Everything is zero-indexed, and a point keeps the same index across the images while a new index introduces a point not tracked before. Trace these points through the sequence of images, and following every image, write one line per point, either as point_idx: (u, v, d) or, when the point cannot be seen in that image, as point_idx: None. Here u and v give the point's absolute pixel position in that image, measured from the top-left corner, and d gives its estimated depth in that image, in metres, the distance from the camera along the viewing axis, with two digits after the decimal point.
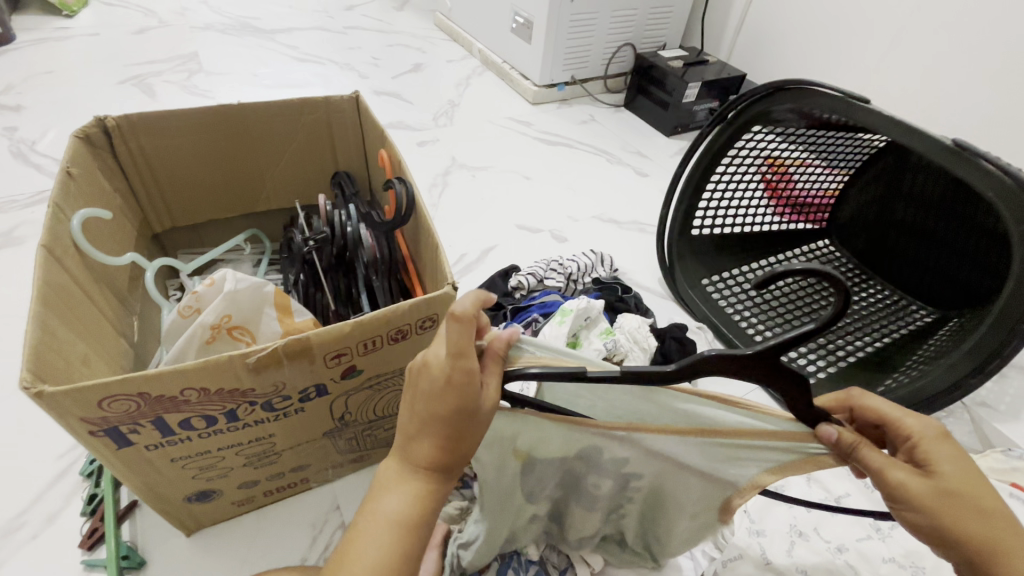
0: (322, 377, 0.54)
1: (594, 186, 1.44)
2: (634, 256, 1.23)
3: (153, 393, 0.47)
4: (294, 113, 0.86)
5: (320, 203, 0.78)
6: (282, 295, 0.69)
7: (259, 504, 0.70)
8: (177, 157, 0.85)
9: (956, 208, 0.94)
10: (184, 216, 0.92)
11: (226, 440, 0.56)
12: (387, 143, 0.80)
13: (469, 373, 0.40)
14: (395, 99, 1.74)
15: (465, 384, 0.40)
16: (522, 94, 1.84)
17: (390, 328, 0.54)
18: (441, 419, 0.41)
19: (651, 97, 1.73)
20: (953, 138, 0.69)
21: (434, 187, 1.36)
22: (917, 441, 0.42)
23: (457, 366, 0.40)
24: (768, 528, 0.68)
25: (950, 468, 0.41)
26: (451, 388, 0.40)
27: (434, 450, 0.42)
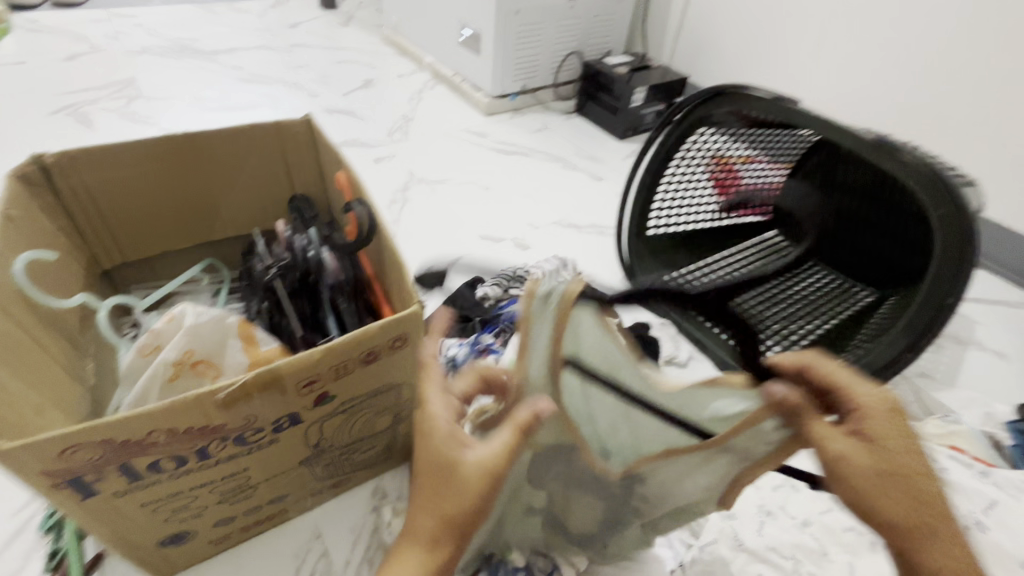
0: (295, 405, 0.54)
1: (552, 193, 1.48)
2: (596, 259, 1.26)
3: (118, 439, 0.45)
4: (244, 140, 0.86)
5: (280, 229, 0.79)
6: (247, 325, 0.68)
7: (236, 541, 0.68)
8: (124, 191, 0.82)
9: (884, 195, 1.02)
10: (135, 251, 0.88)
11: (198, 478, 0.54)
12: (344, 165, 0.79)
13: (448, 436, 0.47)
14: (347, 117, 1.73)
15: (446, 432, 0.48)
16: (475, 106, 1.86)
17: (361, 350, 0.54)
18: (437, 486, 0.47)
19: (601, 103, 1.78)
20: (875, 133, 0.74)
21: (394, 202, 1.36)
22: (863, 412, 0.44)
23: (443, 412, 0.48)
24: (738, 511, 0.71)
25: (895, 445, 0.43)
26: (438, 439, 0.47)
27: (430, 522, 0.47)
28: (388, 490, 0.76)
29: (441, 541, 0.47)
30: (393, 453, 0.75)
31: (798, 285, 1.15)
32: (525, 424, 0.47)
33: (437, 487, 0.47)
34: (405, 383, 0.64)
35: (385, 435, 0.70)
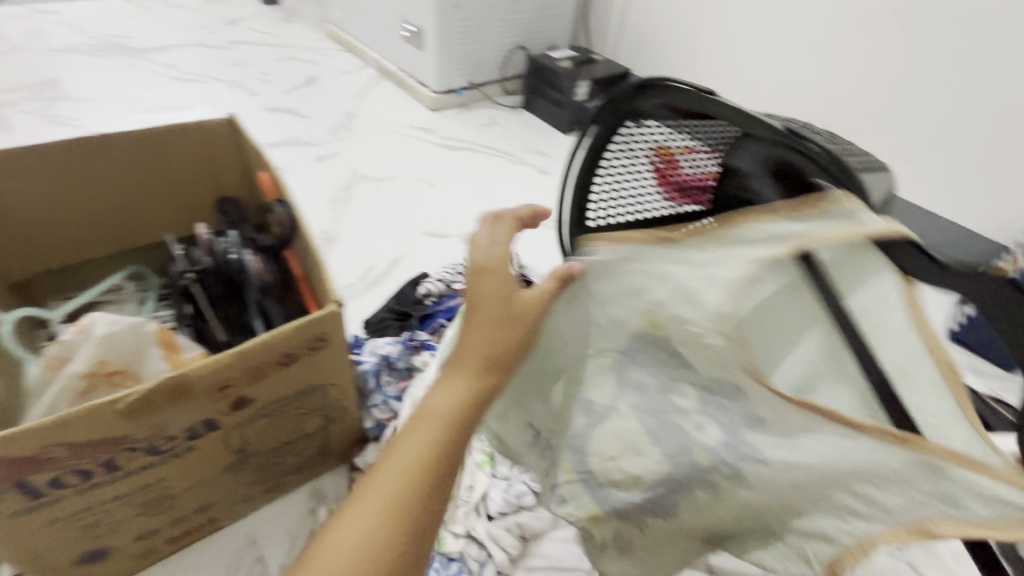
0: (210, 411, 0.53)
1: (499, 187, 1.48)
2: (541, 252, 1.28)
3: (10, 457, 0.44)
4: (164, 142, 0.83)
5: (199, 231, 0.75)
6: (167, 333, 0.66)
7: (164, 553, 0.67)
8: (35, 198, 0.78)
9: None
10: (49, 259, 0.84)
11: (109, 491, 0.53)
12: (268, 166, 0.78)
13: (497, 264, 0.51)
14: (289, 115, 1.68)
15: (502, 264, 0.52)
16: (422, 102, 1.84)
17: (276, 353, 0.54)
18: (494, 336, 0.48)
19: (546, 97, 1.80)
20: (783, 123, 0.78)
21: (336, 201, 1.34)
22: None
23: (490, 252, 0.52)
24: None
25: None
26: (487, 283, 0.50)
27: (450, 390, 0.46)
28: (326, 491, 0.76)
29: (423, 417, 0.44)
30: (329, 454, 0.74)
31: None
32: (563, 276, 0.54)
33: (483, 327, 0.48)
34: (333, 384, 0.64)
35: (318, 437, 0.70)
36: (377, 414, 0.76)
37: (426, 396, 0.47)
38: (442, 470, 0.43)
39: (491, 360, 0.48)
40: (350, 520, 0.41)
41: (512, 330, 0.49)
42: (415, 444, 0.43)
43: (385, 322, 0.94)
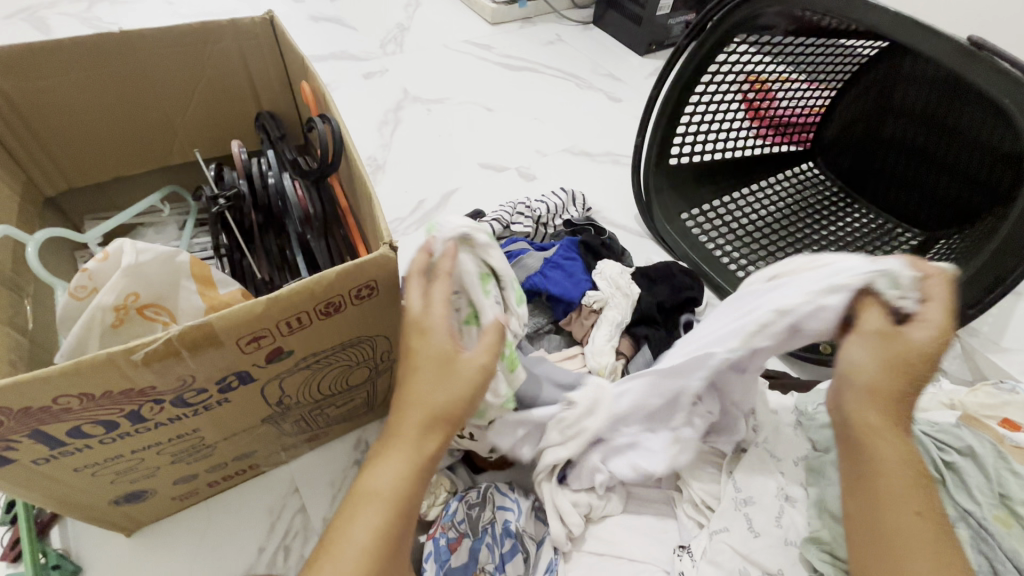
0: (243, 363, 0.46)
1: (564, 115, 1.31)
2: (610, 193, 1.14)
3: (18, 407, 0.38)
4: (196, 44, 0.71)
5: (233, 151, 0.67)
6: (201, 264, 0.57)
7: (205, 495, 0.63)
8: (58, 105, 0.69)
9: (943, 117, 0.83)
10: (85, 175, 0.77)
11: (139, 441, 0.48)
12: (309, 75, 0.67)
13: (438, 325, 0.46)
14: (336, 26, 1.52)
15: (445, 339, 0.45)
16: (480, 14, 1.63)
17: (317, 303, 0.46)
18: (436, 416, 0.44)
19: (622, 11, 1.55)
20: (969, 36, 0.62)
21: (386, 124, 1.22)
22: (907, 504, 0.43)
23: (430, 311, 0.46)
24: (757, 496, 0.58)
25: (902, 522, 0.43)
26: (432, 340, 0.45)
27: (392, 470, 0.42)
28: (370, 443, 0.70)
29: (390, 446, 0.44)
30: (375, 405, 0.68)
31: (832, 226, 1.00)
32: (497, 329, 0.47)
33: (435, 393, 0.44)
34: (383, 335, 0.56)
35: (364, 389, 0.63)
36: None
37: (365, 476, 0.44)
38: (405, 520, 0.42)
39: (432, 429, 0.44)
40: (362, 519, 0.41)
41: (427, 410, 0.44)
42: (358, 535, 0.40)
43: None
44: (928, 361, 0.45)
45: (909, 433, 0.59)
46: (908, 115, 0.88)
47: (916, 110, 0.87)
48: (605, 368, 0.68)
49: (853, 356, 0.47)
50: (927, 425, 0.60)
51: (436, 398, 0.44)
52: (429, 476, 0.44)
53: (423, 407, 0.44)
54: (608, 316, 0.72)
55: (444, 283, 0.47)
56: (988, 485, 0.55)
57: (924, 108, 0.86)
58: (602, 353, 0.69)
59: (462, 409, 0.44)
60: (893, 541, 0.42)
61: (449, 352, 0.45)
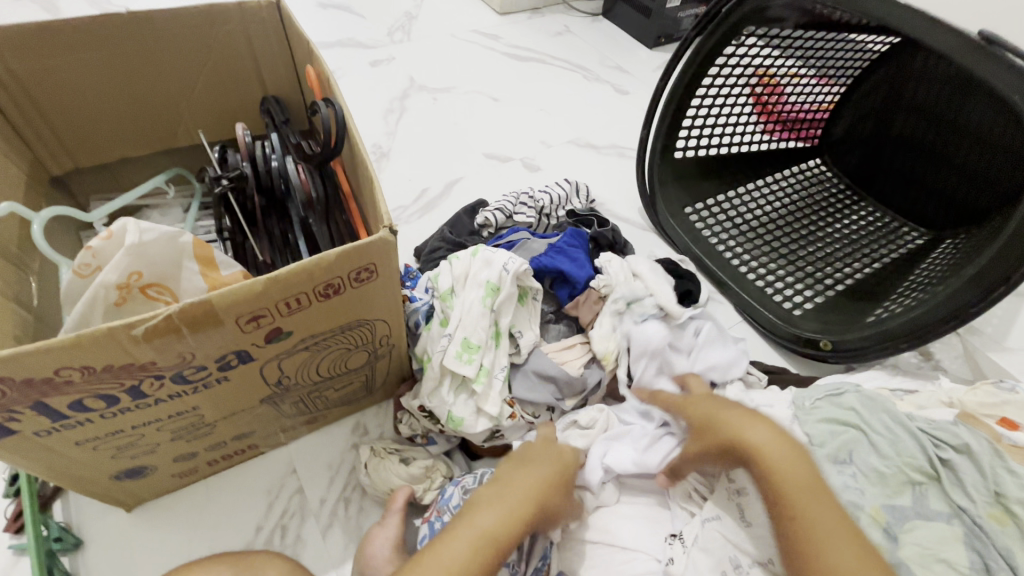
0: (242, 342, 0.46)
1: (570, 107, 1.30)
2: (614, 185, 1.13)
3: (19, 377, 0.38)
4: (202, 26, 0.71)
5: (237, 134, 0.66)
6: (203, 246, 0.58)
7: (205, 474, 0.64)
8: (64, 84, 0.70)
9: (952, 114, 0.82)
10: (91, 155, 0.78)
11: (139, 416, 0.48)
12: (314, 58, 0.67)
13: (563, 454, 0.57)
14: (343, 13, 1.52)
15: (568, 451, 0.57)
16: (488, 3, 1.62)
17: (316, 285, 0.46)
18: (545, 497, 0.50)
19: (632, 2, 1.54)
20: (980, 31, 0.61)
21: (391, 112, 1.22)
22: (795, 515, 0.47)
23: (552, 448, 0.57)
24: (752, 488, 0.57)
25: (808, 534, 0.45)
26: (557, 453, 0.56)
27: (493, 518, 0.45)
28: (369, 427, 0.71)
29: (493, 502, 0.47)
30: (374, 390, 0.69)
31: (838, 223, 0.99)
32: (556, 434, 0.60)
33: (544, 474, 0.52)
34: (383, 319, 0.56)
35: (362, 373, 0.63)
36: (419, 341, 0.67)
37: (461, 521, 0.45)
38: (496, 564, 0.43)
39: (537, 506, 0.49)
40: (454, 548, 0.42)
41: (542, 489, 0.50)
42: (454, 548, 0.42)
43: (439, 252, 0.84)
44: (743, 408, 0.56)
45: (905, 430, 0.59)
46: (917, 112, 0.87)
47: (926, 107, 0.86)
48: (610, 353, 0.70)
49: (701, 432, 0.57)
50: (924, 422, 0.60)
51: (545, 478, 0.52)
52: (524, 537, 0.46)
53: (542, 488, 0.50)
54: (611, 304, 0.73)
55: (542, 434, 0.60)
56: (984, 483, 0.54)
57: (932, 105, 0.85)
58: (608, 338, 0.71)
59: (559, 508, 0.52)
60: (805, 537, 0.45)
61: (561, 460, 0.56)
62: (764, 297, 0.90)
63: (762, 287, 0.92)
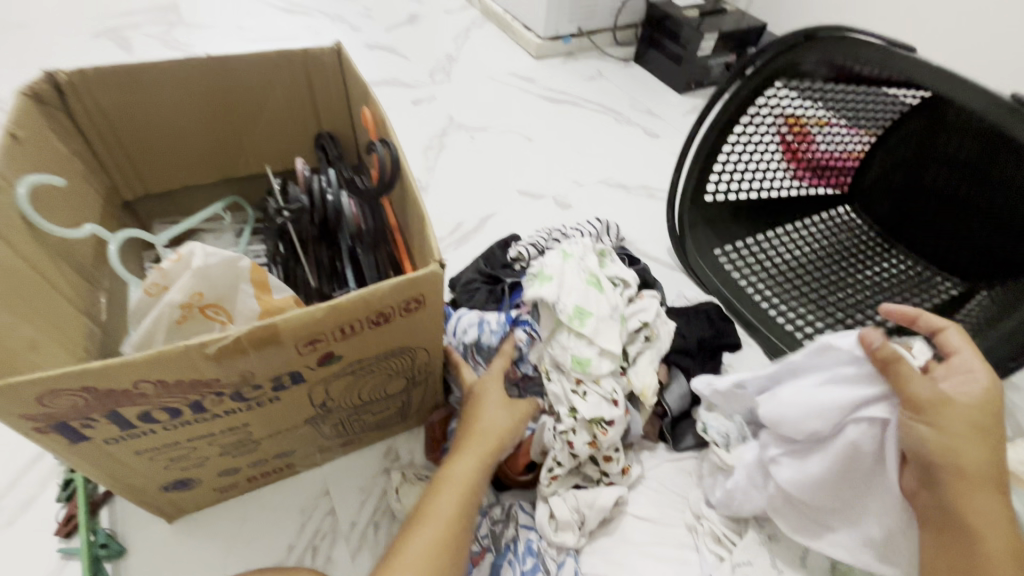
0: (297, 364, 0.49)
1: (602, 148, 1.35)
2: (643, 225, 1.16)
3: (101, 388, 0.42)
4: (271, 70, 0.78)
5: (297, 168, 0.72)
6: (260, 270, 0.62)
7: (243, 490, 0.66)
8: (143, 117, 0.76)
9: (984, 168, 0.82)
10: (158, 183, 0.84)
11: (196, 430, 0.51)
12: (370, 101, 0.73)
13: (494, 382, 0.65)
14: (389, 55, 1.61)
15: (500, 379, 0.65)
16: (525, 48, 1.70)
17: (370, 312, 0.49)
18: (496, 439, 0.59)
19: (663, 50, 1.60)
20: (1011, 94, 0.63)
21: (430, 148, 1.28)
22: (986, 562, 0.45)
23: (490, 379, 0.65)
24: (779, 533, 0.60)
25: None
26: (492, 389, 0.64)
27: (466, 468, 0.56)
28: (400, 453, 0.72)
29: (460, 450, 0.58)
30: (408, 415, 0.71)
31: (868, 271, 1.00)
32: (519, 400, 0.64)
33: (503, 419, 0.61)
34: (423, 347, 0.59)
35: (400, 398, 0.65)
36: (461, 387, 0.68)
37: (444, 470, 0.57)
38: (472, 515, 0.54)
39: (497, 450, 0.59)
40: (442, 499, 0.53)
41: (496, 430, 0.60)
42: (445, 507, 0.52)
43: (474, 284, 0.87)
44: (982, 408, 0.48)
45: None
46: (953, 167, 0.87)
47: (959, 159, 0.86)
48: (648, 389, 0.68)
49: (921, 428, 0.48)
50: None
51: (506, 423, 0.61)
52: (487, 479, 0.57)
53: (497, 424, 0.61)
54: (654, 344, 0.72)
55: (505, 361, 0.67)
56: None
57: (963, 158, 0.85)
58: (645, 374, 0.69)
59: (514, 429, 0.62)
60: None
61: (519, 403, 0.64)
62: (791, 340, 0.91)
63: (790, 330, 0.93)
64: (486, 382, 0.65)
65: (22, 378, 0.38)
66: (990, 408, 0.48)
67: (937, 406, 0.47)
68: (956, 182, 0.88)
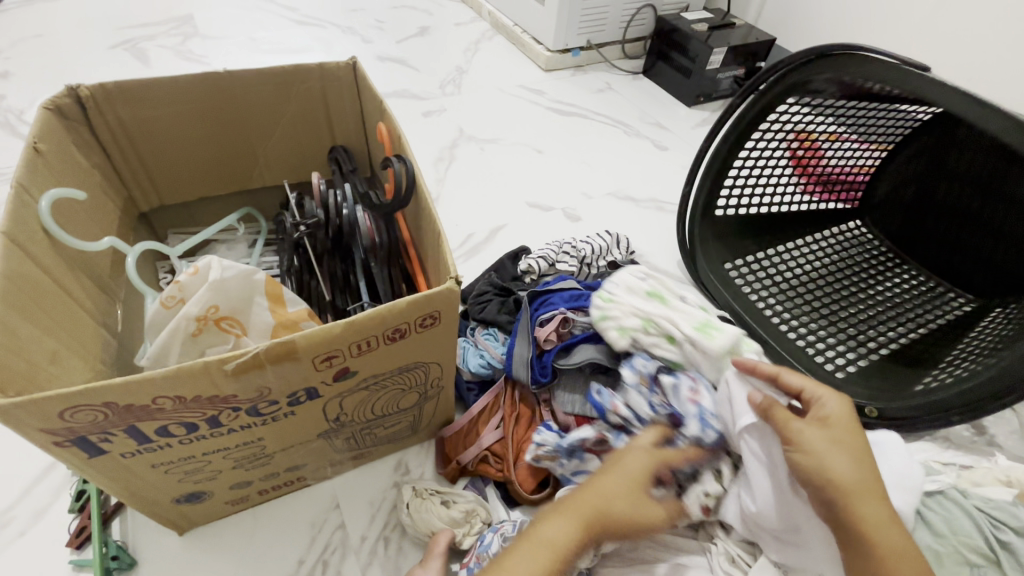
0: (313, 380, 0.50)
1: (612, 161, 1.35)
2: (653, 238, 1.16)
3: (121, 403, 0.42)
4: (286, 84, 0.79)
5: (313, 182, 0.72)
6: (275, 284, 0.62)
7: (253, 502, 0.66)
8: (161, 131, 0.77)
9: (996, 185, 0.83)
10: (174, 194, 0.85)
11: (212, 444, 0.51)
12: (386, 116, 0.73)
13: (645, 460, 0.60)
14: (399, 66, 1.62)
15: (656, 460, 0.60)
16: (534, 60, 1.71)
17: (385, 328, 0.49)
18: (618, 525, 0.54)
19: (672, 64, 1.61)
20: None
21: (441, 160, 1.29)
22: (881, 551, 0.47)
23: (647, 452, 0.60)
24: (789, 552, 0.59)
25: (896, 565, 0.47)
26: (636, 464, 0.58)
27: (563, 531, 0.51)
28: (410, 466, 0.72)
29: (566, 510, 0.52)
30: (419, 429, 0.71)
31: (880, 286, 0.99)
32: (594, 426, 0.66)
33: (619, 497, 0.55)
34: (437, 362, 0.59)
35: (412, 412, 0.65)
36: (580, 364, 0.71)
37: (538, 523, 0.52)
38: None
39: (597, 525, 0.53)
40: (528, 558, 0.49)
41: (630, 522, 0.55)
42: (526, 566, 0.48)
43: (486, 296, 0.84)
44: (843, 425, 0.54)
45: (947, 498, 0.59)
46: (965, 183, 0.88)
47: (972, 176, 0.87)
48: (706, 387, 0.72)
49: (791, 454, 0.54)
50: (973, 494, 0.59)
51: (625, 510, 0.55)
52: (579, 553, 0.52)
53: (628, 514, 0.55)
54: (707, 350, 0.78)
55: (674, 454, 0.61)
56: None
57: (977, 174, 0.86)
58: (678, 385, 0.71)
59: (639, 524, 0.56)
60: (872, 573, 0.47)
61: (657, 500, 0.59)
62: (802, 356, 0.90)
63: (801, 346, 0.92)
64: (636, 452, 0.60)
65: (41, 394, 0.39)
66: (847, 422, 0.55)
67: (797, 431, 0.54)
68: (969, 198, 0.88)
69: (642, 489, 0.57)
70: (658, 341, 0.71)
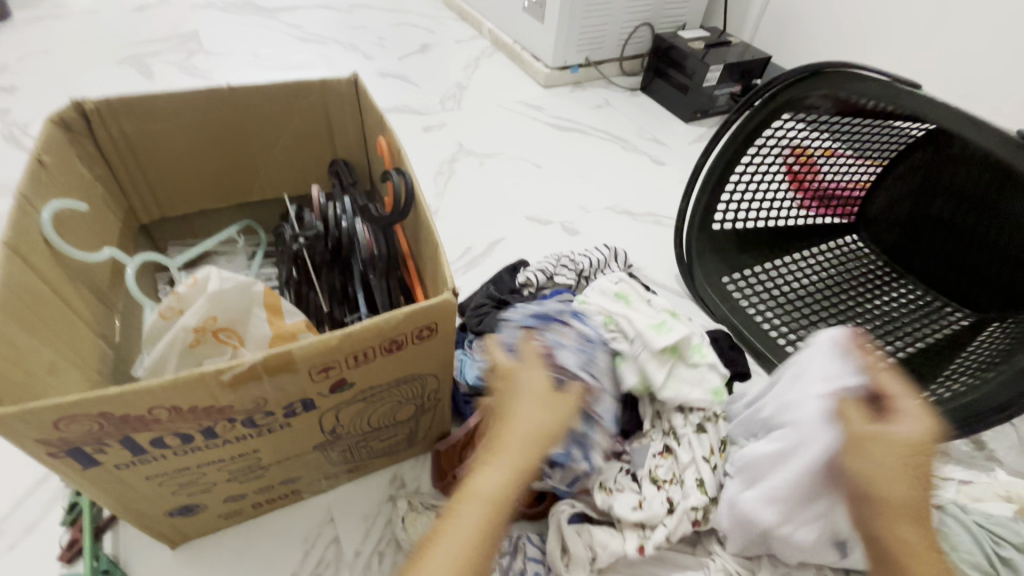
0: (309, 391, 0.50)
1: (610, 176, 1.37)
2: (650, 251, 1.17)
3: (117, 413, 0.42)
4: (289, 99, 0.80)
5: (312, 195, 0.73)
6: (274, 295, 0.62)
7: (247, 516, 0.66)
8: (164, 144, 0.78)
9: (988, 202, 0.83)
10: (175, 207, 0.85)
11: (208, 456, 0.51)
12: (386, 131, 0.74)
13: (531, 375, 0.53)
14: (400, 82, 1.65)
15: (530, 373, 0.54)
16: (533, 77, 1.74)
17: (382, 340, 0.49)
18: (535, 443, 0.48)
19: (669, 81, 1.64)
20: (1017, 130, 0.64)
21: (441, 174, 1.30)
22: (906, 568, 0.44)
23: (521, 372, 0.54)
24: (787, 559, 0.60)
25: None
26: (530, 380, 0.53)
27: (497, 479, 0.45)
28: (406, 480, 0.72)
29: (493, 454, 0.47)
30: (415, 442, 0.70)
31: (877, 300, 0.99)
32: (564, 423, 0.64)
33: (545, 414, 0.50)
34: (434, 374, 0.59)
35: (408, 425, 0.65)
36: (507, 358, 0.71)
37: (471, 479, 0.46)
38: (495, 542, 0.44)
39: (532, 455, 0.47)
40: (464, 517, 0.43)
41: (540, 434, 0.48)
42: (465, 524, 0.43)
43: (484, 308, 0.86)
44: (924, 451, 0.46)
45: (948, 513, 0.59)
46: (960, 200, 0.89)
47: (964, 193, 0.87)
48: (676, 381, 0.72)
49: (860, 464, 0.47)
50: (973, 509, 0.59)
51: (545, 422, 0.49)
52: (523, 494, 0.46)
53: (539, 429, 0.48)
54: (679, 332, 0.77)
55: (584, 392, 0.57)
56: None
57: (970, 192, 0.87)
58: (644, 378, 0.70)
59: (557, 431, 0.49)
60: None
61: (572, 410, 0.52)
62: None
63: None
64: (521, 370, 0.54)
65: (37, 403, 0.39)
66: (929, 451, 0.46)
67: (867, 442, 0.47)
68: (964, 214, 0.89)
69: (556, 401, 0.51)
70: (615, 335, 0.70)
